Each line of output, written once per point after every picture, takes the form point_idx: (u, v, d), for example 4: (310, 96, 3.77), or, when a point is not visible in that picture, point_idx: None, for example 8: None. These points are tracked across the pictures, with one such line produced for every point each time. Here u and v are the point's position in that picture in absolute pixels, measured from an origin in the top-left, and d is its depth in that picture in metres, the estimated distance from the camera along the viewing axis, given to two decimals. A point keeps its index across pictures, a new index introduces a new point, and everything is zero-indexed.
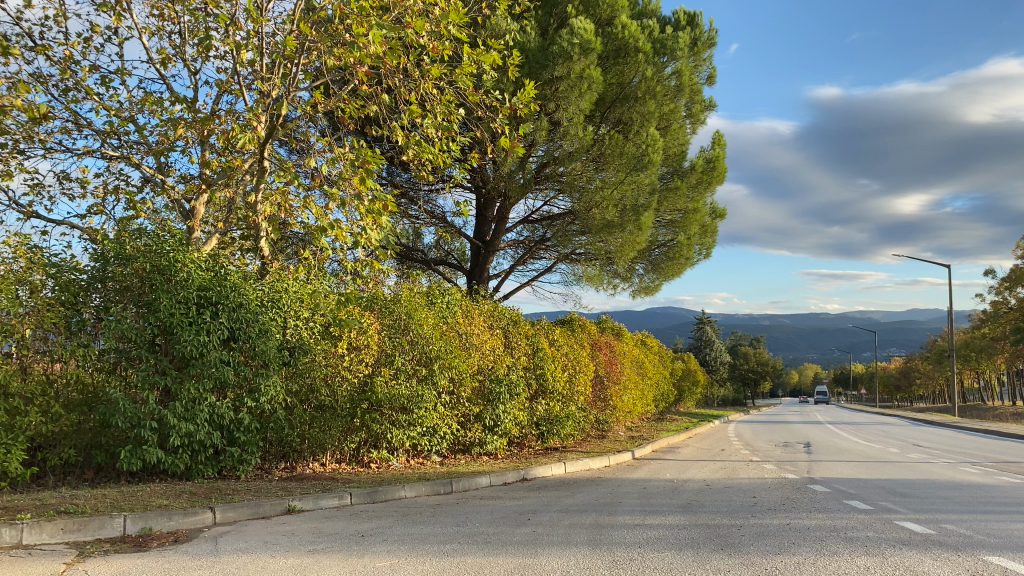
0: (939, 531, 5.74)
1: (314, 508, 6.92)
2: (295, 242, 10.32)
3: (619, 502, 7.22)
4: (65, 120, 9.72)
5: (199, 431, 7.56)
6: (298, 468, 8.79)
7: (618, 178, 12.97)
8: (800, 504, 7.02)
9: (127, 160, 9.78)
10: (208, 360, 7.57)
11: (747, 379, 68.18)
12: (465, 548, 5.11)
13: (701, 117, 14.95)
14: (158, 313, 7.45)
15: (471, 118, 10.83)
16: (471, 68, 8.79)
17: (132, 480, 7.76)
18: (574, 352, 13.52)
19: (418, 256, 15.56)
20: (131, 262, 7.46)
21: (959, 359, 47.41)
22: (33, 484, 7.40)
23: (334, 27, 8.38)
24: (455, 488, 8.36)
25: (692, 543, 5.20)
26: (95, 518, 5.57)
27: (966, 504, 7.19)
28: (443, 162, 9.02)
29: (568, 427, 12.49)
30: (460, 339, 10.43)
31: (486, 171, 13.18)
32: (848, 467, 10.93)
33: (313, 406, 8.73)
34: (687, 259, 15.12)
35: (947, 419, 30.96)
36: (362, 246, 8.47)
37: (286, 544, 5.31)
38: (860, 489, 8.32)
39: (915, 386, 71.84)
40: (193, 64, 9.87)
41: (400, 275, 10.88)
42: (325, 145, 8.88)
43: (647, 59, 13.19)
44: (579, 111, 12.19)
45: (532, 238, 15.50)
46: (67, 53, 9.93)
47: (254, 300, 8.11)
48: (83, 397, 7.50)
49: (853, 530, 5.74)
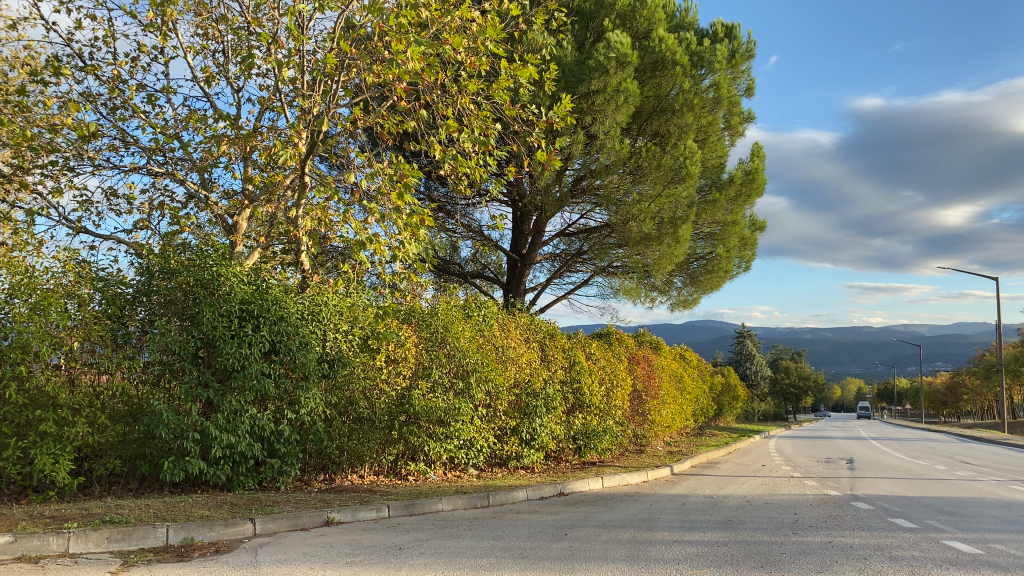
0: (987, 551, 5.60)
1: (352, 520, 6.96)
2: (334, 256, 10.41)
3: (658, 518, 7.15)
4: (113, 137, 10.00)
5: (241, 443, 7.66)
6: (337, 480, 8.86)
7: (656, 191, 12.94)
8: (843, 522, 6.89)
9: (172, 176, 10.01)
10: (250, 372, 7.68)
11: (789, 393, 66.91)
12: (502, 562, 5.11)
13: (740, 128, 14.83)
14: (201, 326, 7.60)
15: (508, 131, 10.86)
16: (508, 83, 8.77)
17: (175, 491, 7.89)
18: (612, 365, 13.44)
19: (455, 269, 15.61)
20: (175, 276, 7.67)
21: (1007, 374, 46.07)
22: (80, 493, 7.54)
23: (374, 45, 8.49)
24: (493, 502, 8.36)
25: (732, 560, 5.14)
26: (139, 527, 5.68)
27: (1016, 523, 6.99)
28: (481, 177, 9.06)
29: (605, 441, 12.41)
30: (496, 352, 10.46)
31: (522, 185, 13.21)
32: (893, 484, 10.69)
33: (352, 418, 8.81)
34: (726, 271, 14.99)
35: (999, 435, 29.78)
36: (400, 260, 8.54)
37: (324, 556, 5.36)
38: (906, 506, 8.14)
39: (963, 402, 70.18)
40: (236, 81, 10.07)
41: (437, 288, 10.92)
42: (364, 161, 8.99)
43: (684, 72, 13.16)
44: (615, 124, 12.17)
45: (568, 251, 15.48)
46: (116, 72, 10.23)
47: (294, 313, 8.21)
48: (128, 408, 7.64)
49: (898, 549, 5.62)
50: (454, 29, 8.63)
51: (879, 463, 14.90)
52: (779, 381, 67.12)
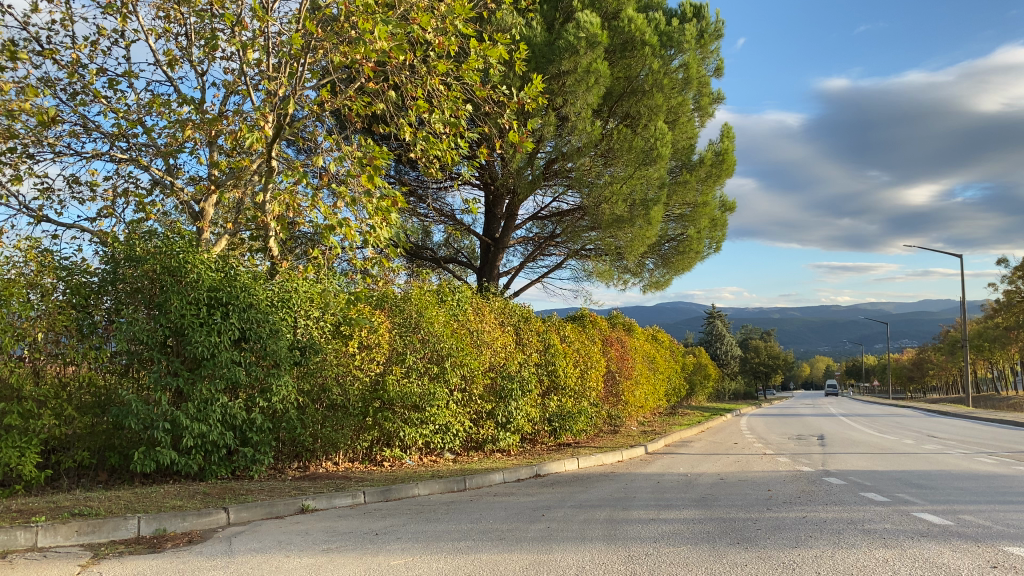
0: (957, 521, 5.68)
1: (327, 507, 6.92)
2: (303, 242, 10.30)
3: (634, 497, 7.19)
4: (74, 123, 9.78)
5: (212, 432, 7.57)
6: (311, 468, 8.79)
7: (627, 173, 12.92)
8: (817, 497, 6.97)
9: (136, 162, 9.81)
10: (220, 361, 7.58)
11: (760, 372, 67.71)
12: (480, 545, 5.09)
13: (710, 109, 14.84)
14: (168, 314, 7.46)
15: (479, 113, 10.76)
16: (478, 64, 8.67)
17: (146, 481, 7.77)
18: (586, 347, 13.46)
19: (427, 254, 15.49)
20: (141, 264, 7.49)
21: (972, 349, 46.88)
22: (48, 487, 7.41)
23: (340, 26, 8.35)
24: (469, 485, 8.35)
25: (707, 537, 5.17)
26: (109, 519, 5.57)
27: (983, 494, 7.12)
28: (452, 160, 8.99)
29: (580, 422, 12.48)
30: (471, 336, 10.41)
31: (494, 168, 13.16)
32: (862, 459, 10.86)
33: (325, 406, 8.73)
34: (697, 253, 15.11)
35: (966, 410, 30.00)
36: (372, 245, 8.46)
37: (300, 543, 5.30)
38: (876, 480, 8.26)
39: (928, 377, 71.53)
40: (199, 65, 9.89)
41: (410, 274, 10.83)
42: (332, 144, 8.87)
43: (654, 52, 13.08)
44: (586, 105, 12.11)
45: (541, 235, 15.46)
46: (75, 56, 10.00)
47: (264, 300, 8.10)
48: (96, 399, 7.49)
49: (870, 522, 5.69)
50: (422, 9, 8.51)
51: (848, 439, 15.16)
52: (750, 360, 67.87)
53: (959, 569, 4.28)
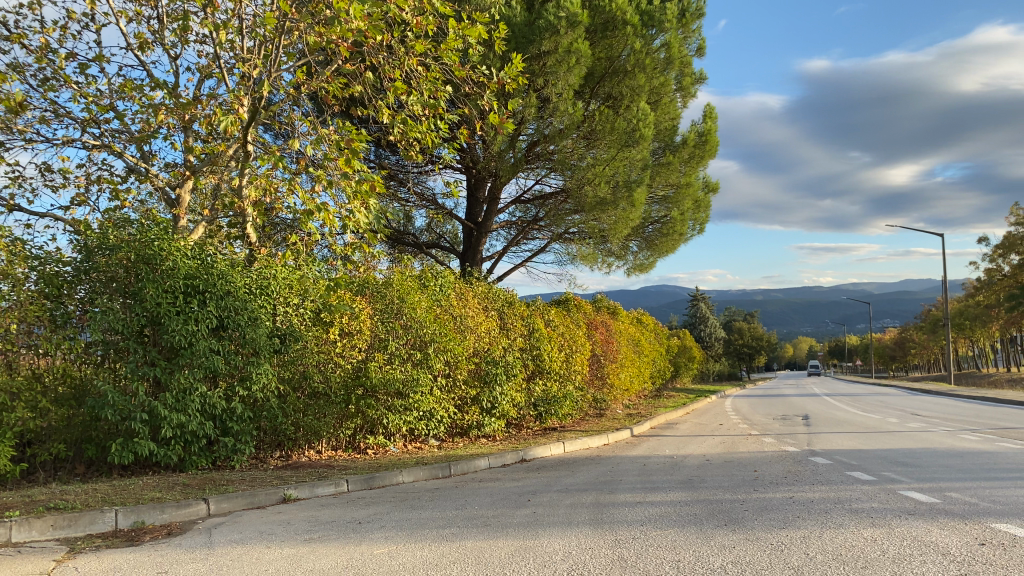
0: (943, 499, 5.67)
1: (310, 496, 6.82)
2: (283, 228, 10.14)
3: (620, 480, 7.14)
4: (44, 109, 9.56)
5: (191, 422, 7.45)
6: (294, 457, 8.68)
7: (610, 155, 12.80)
8: (803, 477, 6.95)
9: (109, 148, 9.59)
10: (197, 350, 7.46)
11: (744, 354, 68.08)
12: (465, 531, 5.01)
13: (692, 90, 14.72)
14: (144, 303, 7.29)
15: (459, 94, 10.62)
16: (456, 44, 8.51)
17: (125, 474, 7.65)
18: (571, 331, 13.41)
19: (409, 239, 15.33)
20: (115, 252, 7.27)
21: (953, 327, 47.28)
22: (23, 480, 7.26)
23: (315, 6, 8.18)
24: (454, 472, 8.28)
25: (695, 519, 5.11)
26: (86, 513, 5.45)
27: (969, 471, 7.13)
28: (433, 142, 8.85)
29: (566, 406, 12.44)
30: (454, 322, 10.31)
31: (475, 151, 13.04)
32: (847, 438, 10.89)
33: (307, 394, 8.62)
34: (680, 235, 15.09)
35: (947, 387, 30.41)
36: (352, 230, 8.34)
37: (282, 533, 5.20)
38: (862, 459, 8.26)
39: (910, 356, 72.20)
40: (172, 49, 9.68)
41: (392, 260, 10.70)
42: (310, 128, 8.71)
43: (635, 32, 12.95)
44: (568, 86, 11.99)
45: (524, 218, 15.36)
46: (44, 41, 9.77)
47: (242, 288, 7.97)
48: (71, 391, 7.36)
49: (857, 501, 5.66)
50: None
51: (832, 418, 15.24)
52: (734, 342, 68.22)
53: (948, 546, 4.24)
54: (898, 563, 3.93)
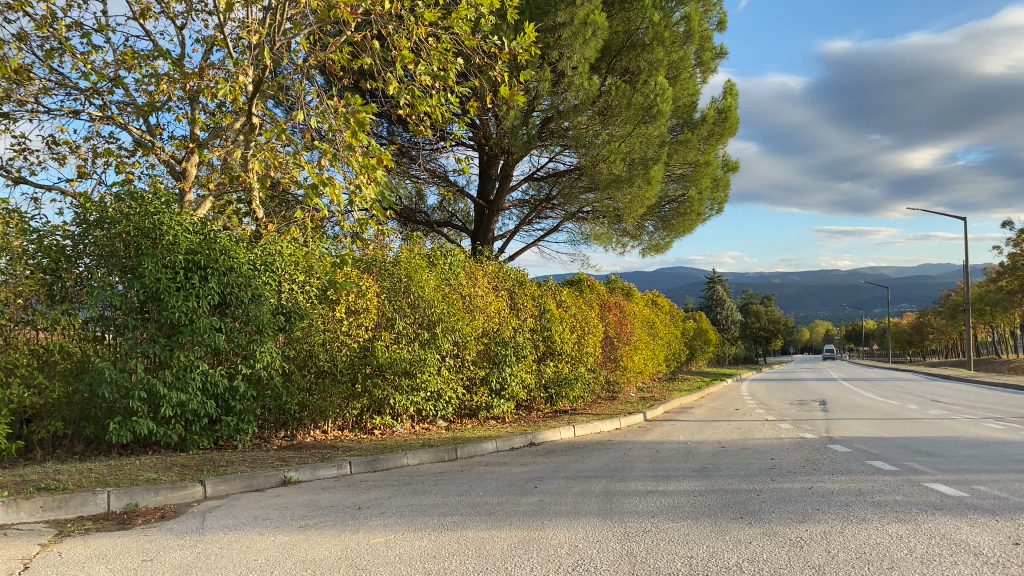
0: (972, 492, 5.38)
1: (311, 479, 6.63)
2: (291, 203, 9.93)
3: (631, 466, 6.91)
4: (48, 80, 9.36)
5: (192, 401, 7.26)
6: (299, 437, 8.51)
7: (626, 132, 12.41)
8: (821, 466, 6.68)
9: (114, 120, 9.39)
10: (198, 327, 7.26)
11: (759, 337, 67.62)
12: (467, 520, 4.79)
13: (712, 65, 14.34)
14: (143, 279, 7.10)
15: (471, 66, 10.34)
16: (467, 13, 8.21)
17: (124, 453, 7.48)
18: (583, 312, 13.14)
19: (421, 217, 15.12)
20: (114, 226, 7.08)
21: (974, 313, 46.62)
22: (21, 458, 7.16)
23: None
24: (460, 454, 8.06)
25: (709, 511, 4.86)
26: (78, 494, 5.27)
27: (996, 462, 6.82)
28: (443, 115, 8.55)
29: (577, 388, 12.19)
30: (464, 301, 10.06)
31: (488, 127, 12.76)
32: (867, 424, 10.59)
33: (312, 372, 8.42)
34: (697, 214, 14.75)
35: (966, 373, 30.00)
36: (358, 205, 8.09)
37: (277, 519, 5.00)
38: (882, 448, 7.97)
39: (928, 341, 71.45)
40: (179, 19, 9.45)
41: (402, 237, 10.48)
42: (315, 99, 8.44)
43: (654, 4, 12.59)
44: (583, 59, 11.63)
45: (538, 197, 15.05)
46: (48, 10, 9.55)
47: (246, 263, 7.72)
48: (70, 367, 7.18)
49: (880, 494, 5.39)
50: None
51: (851, 404, 14.92)
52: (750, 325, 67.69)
53: (980, 546, 3.97)
54: (927, 564, 3.66)
